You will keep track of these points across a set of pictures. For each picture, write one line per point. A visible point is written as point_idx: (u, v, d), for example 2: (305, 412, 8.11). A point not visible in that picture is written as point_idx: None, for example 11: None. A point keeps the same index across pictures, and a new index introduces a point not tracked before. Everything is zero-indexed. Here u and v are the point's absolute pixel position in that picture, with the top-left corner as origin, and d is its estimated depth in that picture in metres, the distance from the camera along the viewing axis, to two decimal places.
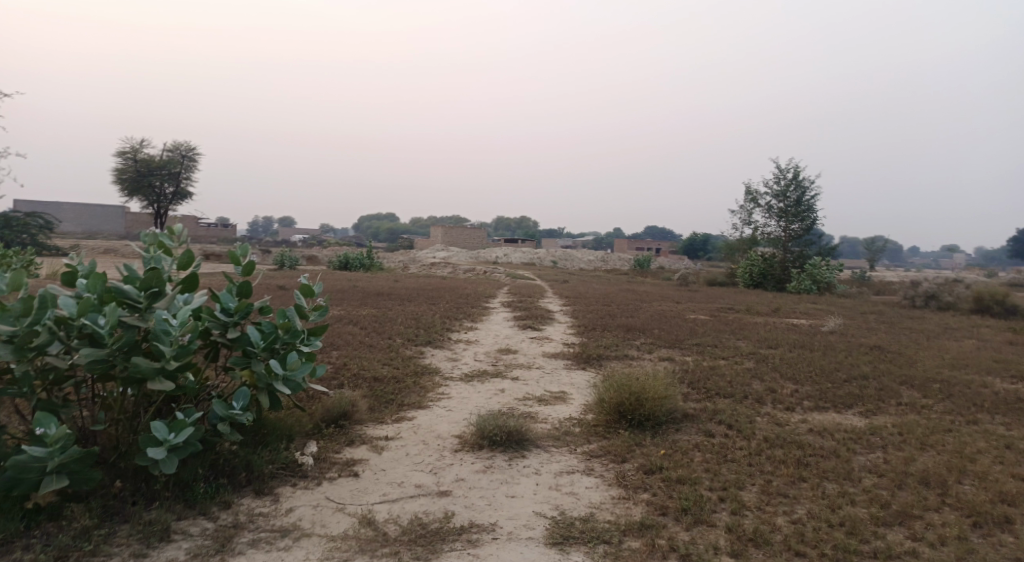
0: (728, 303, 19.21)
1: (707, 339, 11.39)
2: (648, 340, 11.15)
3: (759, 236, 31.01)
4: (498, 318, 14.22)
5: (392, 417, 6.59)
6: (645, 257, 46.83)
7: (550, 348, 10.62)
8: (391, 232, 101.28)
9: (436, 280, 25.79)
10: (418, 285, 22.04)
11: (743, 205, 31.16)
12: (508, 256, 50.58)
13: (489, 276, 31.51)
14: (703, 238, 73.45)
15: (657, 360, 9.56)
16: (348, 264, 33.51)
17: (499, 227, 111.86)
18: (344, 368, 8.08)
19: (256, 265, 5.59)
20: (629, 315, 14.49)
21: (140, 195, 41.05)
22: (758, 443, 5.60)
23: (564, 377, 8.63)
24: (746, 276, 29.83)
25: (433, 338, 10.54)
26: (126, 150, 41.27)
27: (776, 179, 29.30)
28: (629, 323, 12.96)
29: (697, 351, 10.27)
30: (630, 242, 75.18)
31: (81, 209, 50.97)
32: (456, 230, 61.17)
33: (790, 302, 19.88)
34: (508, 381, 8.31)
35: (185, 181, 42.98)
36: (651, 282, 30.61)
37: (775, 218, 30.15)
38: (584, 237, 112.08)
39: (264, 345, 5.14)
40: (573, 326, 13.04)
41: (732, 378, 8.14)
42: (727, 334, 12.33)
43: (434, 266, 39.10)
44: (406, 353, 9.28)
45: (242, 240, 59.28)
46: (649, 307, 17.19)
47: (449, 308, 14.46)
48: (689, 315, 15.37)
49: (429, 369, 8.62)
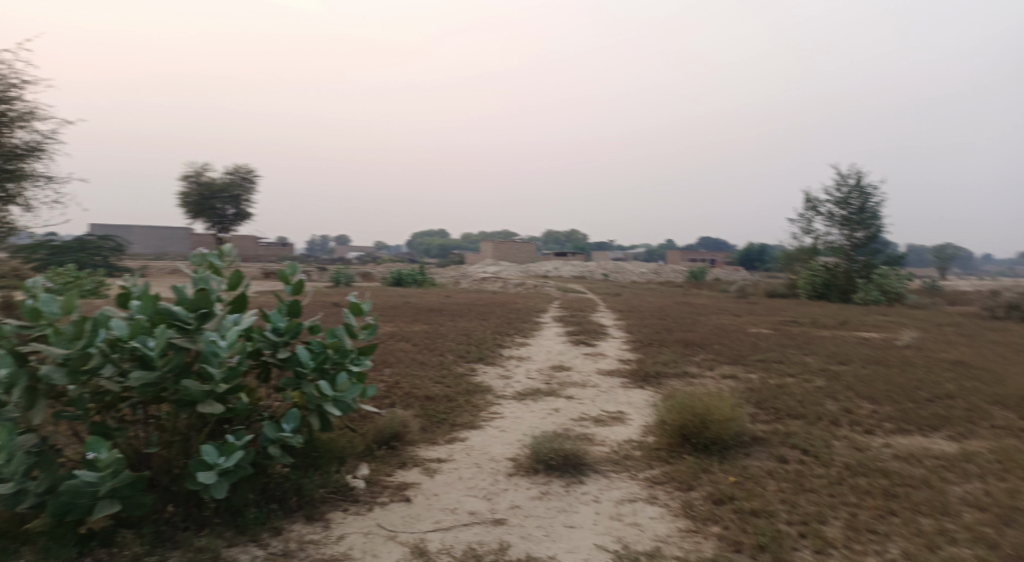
0: (791, 315, 18.35)
1: (772, 355, 10.80)
2: (708, 356, 10.66)
3: (820, 245, 29.73)
4: (550, 334, 13.94)
5: (445, 438, 6.41)
6: (699, 269, 45.66)
7: (605, 364, 10.27)
8: (442, 248, 102.53)
9: (487, 295, 25.74)
10: (469, 300, 22.00)
11: (803, 214, 29.99)
12: (558, 270, 50.22)
13: (539, 290, 31.30)
14: (759, 248, 71.27)
15: (719, 378, 9.09)
16: (400, 280, 33.91)
17: (549, 240, 111.69)
18: (396, 387, 7.98)
19: (305, 283, 5.56)
20: (686, 330, 13.96)
21: (204, 217, 42.82)
22: (839, 471, 5.15)
23: (621, 396, 8.28)
24: (807, 287, 28.59)
25: (485, 355, 10.36)
26: (190, 174, 43.18)
27: (838, 186, 28.09)
28: (687, 338, 12.46)
29: (762, 367, 9.73)
30: (682, 253, 73.63)
31: (151, 231, 53.64)
32: (506, 244, 61.26)
33: (858, 314, 18.84)
34: (562, 400, 8.04)
35: (246, 203, 44.56)
36: (707, 295, 29.72)
37: (837, 226, 28.86)
38: (634, 249, 110.66)
39: (314, 365, 5.07)
40: (628, 341, 12.64)
41: (802, 397, 7.62)
42: (793, 349, 11.68)
43: (484, 281, 39.16)
44: (458, 371, 9.12)
45: (298, 259, 61.06)
46: (707, 320, 16.58)
47: (501, 324, 14.28)
48: (750, 329, 14.71)
49: (481, 387, 8.42)
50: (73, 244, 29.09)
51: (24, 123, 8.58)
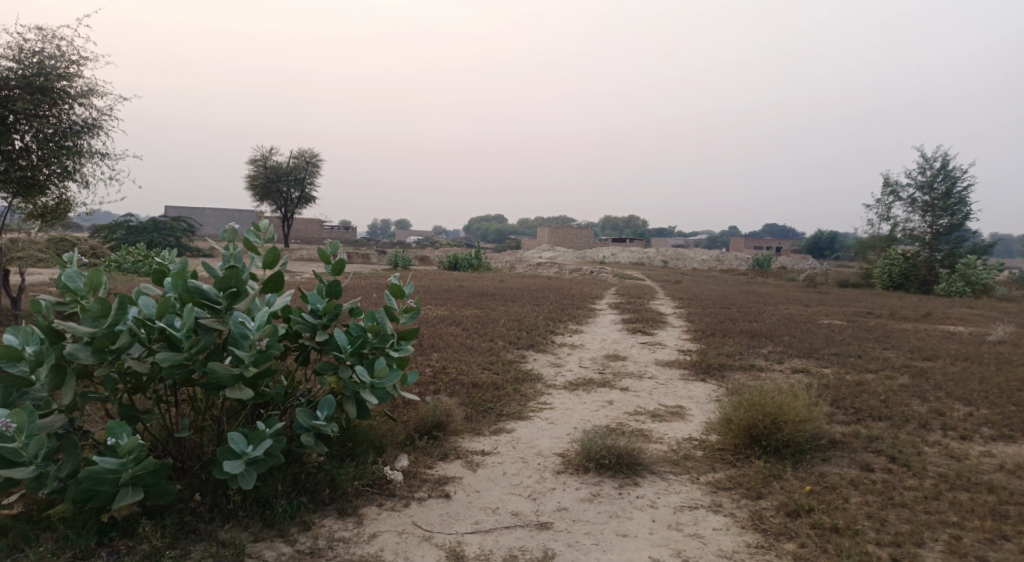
0: (866, 307, 17.09)
1: (847, 348, 9.94)
2: (775, 348, 9.92)
3: (899, 233, 27.75)
4: (606, 321, 13.39)
5: (490, 429, 6.07)
6: (764, 257, 43.73)
7: (663, 355, 9.69)
8: (498, 233, 102.50)
9: (542, 281, 25.28)
10: (523, 285, 21.62)
11: (881, 198, 28.07)
12: (615, 256, 49.19)
13: (596, 276, 30.62)
14: (829, 235, 67.84)
15: (789, 373, 8.38)
16: (457, 264, 33.91)
17: (607, 227, 109.86)
18: (442, 372, 7.68)
19: (346, 264, 5.24)
20: (752, 320, 13.12)
21: (269, 200, 44.03)
22: (935, 482, 4.47)
23: (680, 389, 7.72)
24: (884, 277, 26.78)
25: (536, 341, 9.96)
26: (257, 158, 44.51)
27: (921, 168, 26.07)
28: (752, 328, 11.68)
29: (836, 362, 8.93)
30: (746, 241, 70.89)
31: (222, 214, 55.89)
32: (563, 230, 60.51)
33: (942, 307, 17.37)
34: (616, 392, 7.55)
35: (309, 186, 45.53)
36: (773, 284, 28.30)
37: (919, 211, 26.83)
38: (695, 237, 107.65)
39: (352, 350, 4.78)
40: (688, 331, 11.96)
41: (885, 396, 6.86)
42: (871, 342, 10.74)
43: (540, 266, 38.71)
44: (508, 357, 8.75)
45: (359, 243, 62.26)
46: (774, 310, 15.61)
47: (554, 310, 13.84)
48: (822, 321, 13.71)
49: (531, 375, 8.03)
50: (149, 226, 30.45)
51: (86, 101, 8.81)
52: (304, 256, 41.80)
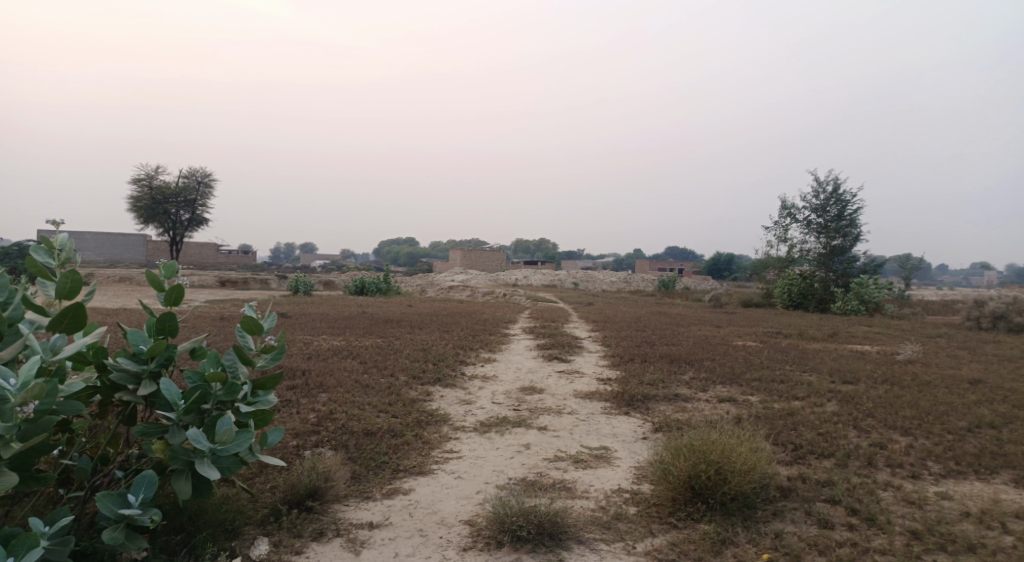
0: (774, 327, 17.27)
1: (769, 373, 9.58)
2: (698, 374, 9.40)
3: (796, 253, 28.96)
4: (520, 347, 12.51)
5: (383, 491, 4.93)
6: (670, 277, 44.85)
7: (582, 385, 8.88)
8: (410, 256, 100.37)
9: (453, 305, 24.18)
10: (432, 310, 20.45)
11: (779, 221, 29.24)
12: (528, 278, 48.90)
13: (509, 299, 29.93)
14: (727, 257, 71.07)
15: (716, 404, 7.79)
16: (364, 289, 32.21)
17: (519, 249, 110.27)
18: (330, 418, 6.47)
19: (184, 289, 3.98)
20: (669, 343, 12.67)
21: (156, 222, 40.21)
22: (906, 542, 3.84)
23: (604, 426, 6.90)
24: (783, 296, 27.82)
25: (444, 375, 8.89)
26: (142, 177, 40.88)
27: (815, 192, 27.39)
28: (672, 352, 11.19)
29: (761, 390, 8.47)
30: (652, 263, 73.04)
31: (103, 238, 51.13)
32: (475, 252, 59.74)
33: (844, 326, 17.86)
34: (533, 433, 6.62)
35: (201, 207, 42.35)
36: (682, 304, 28.70)
37: (814, 233, 28.10)
38: (604, 259, 110.37)
39: (186, 406, 3.50)
40: (606, 357, 11.30)
41: (821, 431, 6.34)
42: (789, 365, 10.48)
43: (452, 289, 37.58)
44: (410, 395, 7.64)
45: (259, 268, 58.62)
46: (688, 332, 15.35)
47: (464, 337, 12.81)
48: (736, 342, 13.51)
49: (436, 417, 6.95)
50: None
51: None
52: (194, 284, 38.48)
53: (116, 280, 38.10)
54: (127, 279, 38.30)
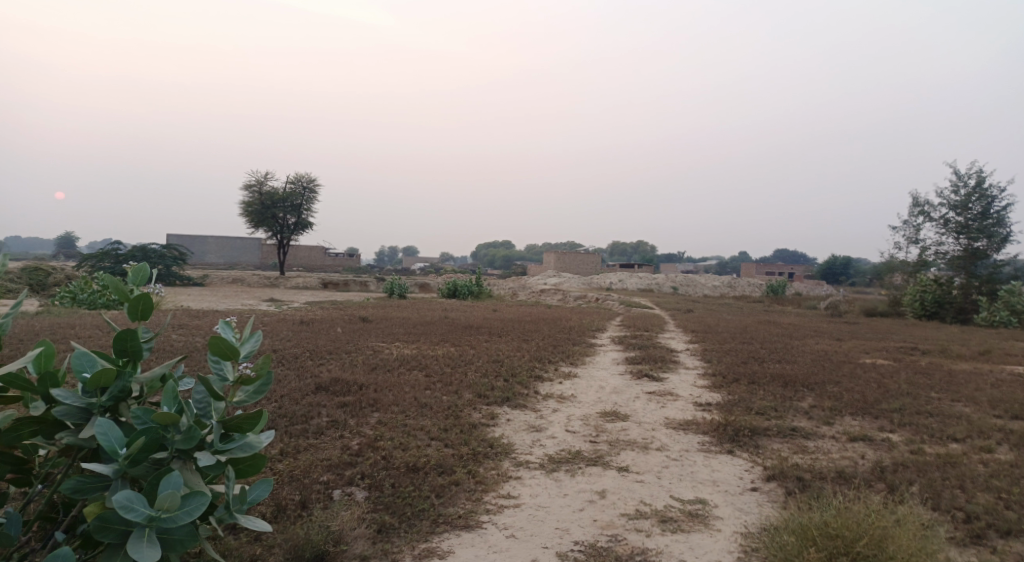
0: (908, 341, 14.82)
1: (911, 402, 7.79)
2: (819, 401, 7.79)
3: (930, 256, 25.46)
4: (606, 361, 11.24)
5: (413, 552, 3.94)
6: (779, 282, 41.45)
7: (676, 412, 7.53)
8: (506, 259, 100.72)
9: (542, 310, 23.14)
10: (518, 316, 19.51)
11: (909, 220, 25.91)
12: (624, 282, 47.11)
13: (602, 304, 28.53)
14: (844, 260, 65.19)
15: (845, 444, 6.22)
16: (456, 292, 31.93)
17: (614, 251, 107.48)
18: (374, 446, 5.62)
19: (152, 300, 3.25)
20: (781, 360, 10.92)
21: (265, 227, 42.26)
22: None
23: (701, 470, 5.56)
24: (915, 305, 24.51)
25: (515, 394, 7.86)
26: (253, 184, 43.12)
27: (954, 186, 23.95)
28: (786, 372, 9.54)
29: (904, 426, 6.77)
30: (757, 265, 68.36)
31: (224, 242, 54.82)
32: (569, 255, 58.35)
33: (998, 341, 15.07)
34: (610, 475, 5.42)
35: (306, 212, 43.94)
36: (794, 312, 25.99)
37: (952, 234, 24.59)
38: (705, 262, 105.45)
39: (129, 457, 2.67)
40: (705, 375, 9.84)
41: (1003, 492, 4.70)
42: (936, 393, 8.56)
43: (545, 293, 36.58)
44: (470, 418, 6.68)
45: (360, 270, 60.58)
46: (803, 346, 13.41)
47: (545, 348, 11.73)
48: (864, 360, 11.48)
49: (497, 447, 5.92)
50: None
51: None
52: (297, 287, 39.98)
53: (229, 281, 40.37)
54: (239, 281, 40.51)
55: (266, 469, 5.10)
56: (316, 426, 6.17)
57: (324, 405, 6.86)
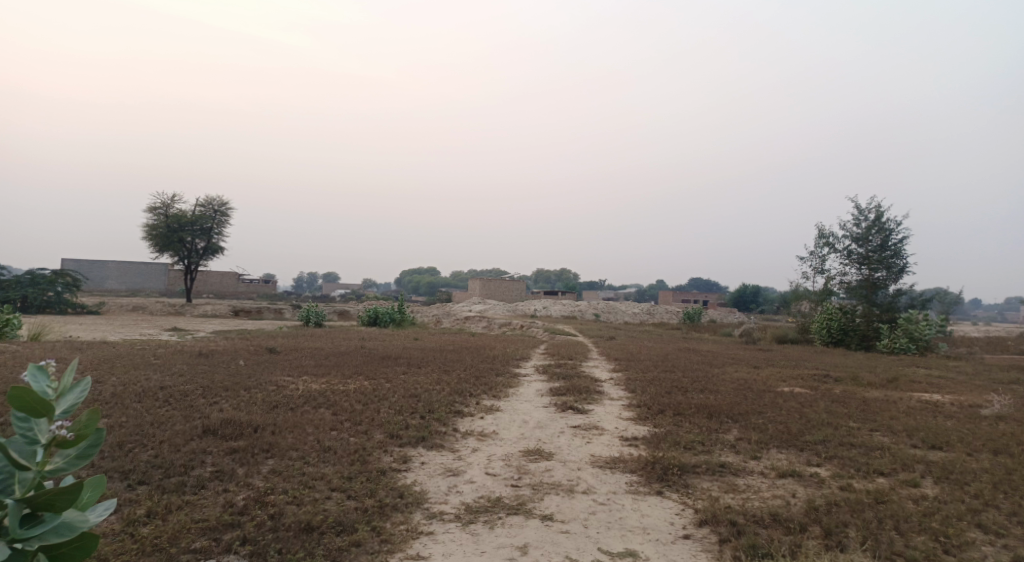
0: (821, 368, 15.22)
1: (833, 432, 7.76)
2: (746, 434, 7.62)
3: (835, 286, 26.82)
4: (531, 392, 10.78)
5: None
6: (696, 311, 42.74)
7: (602, 448, 7.14)
8: (430, 286, 99.48)
9: (465, 338, 22.54)
10: (439, 345, 18.78)
11: (815, 251, 27.30)
12: (548, 309, 47.26)
13: (527, 332, 28.26)
14: (754, 289, 68.46)
15: (774, 481, 6.00)
16: (377, 319, 30.80)
17: (538, 278, 108.47)
18: (262, 501, 4.85)
19: None
20: (705, 390, 10.82)
21: (171, 250, 39.55)
22: None
23: (630, 516, 5.14)
24: (822, 333, 25.66)
25: (432, 432, 7.23)
26: (159, 205, 40.40)
27: (856, 220, 25.44)
28: (710, 403, 9.39)
29: (830, 459, 6.64)
30: (676, 293, 70.58)
31: (124, 266, 50.99)
32: (494, 282, 58.05)
33: (901, 368, 15.78)
34: (533, 526, 4.89)
35: (217, 236, 41.48)
36: (711, 340, 26.65)
37: (854, 265, 26.04)
38: (626, 290, 108.08)
39: None
40: (631, 406, 9.55)
41: (939, 535, 4.53)
42: (855, 422, 8.60)
43: (469, 321, 35.95)
44: (378, 463, 5.99)
45: (276, 296, 57.87)
46: (724, 374, 13.48)
47: (467, 380, 11.14)
48: (783, 388, 11.58)
49: (408, 497, 5.28)
50: None
51: None
52: (205, 315, 37.47)
53: (129, 309, 37.34)
54: (140, 308, 37.56)
55: (124, 535, 4.24)
56: (196, 477, 5.31)
57: (210, 452, 5.98)
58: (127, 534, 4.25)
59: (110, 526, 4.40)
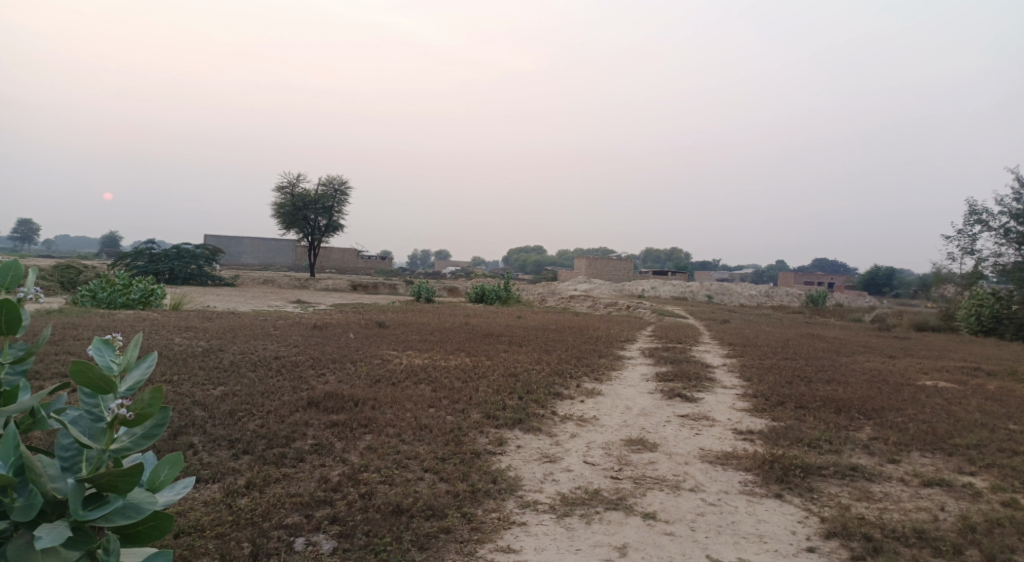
0: (971, 361, 13.41)
1: (991, 436, 6.66)
2: (880, 433, 6.72)
3: (988, 268, 23.69)
4: (635, 376, 10.27)
5: None
6: (820, 294, 39.63)
7: (713, 441, 6.55)
8: (537, 264, 99.84)
9: (570, 317, 22.20)
10: (542, 323, 18.62)
11: (965, 229, 24.24)
12: (657, 289, 45.79)
13: (634, 312, 27.45)
14: (888, 270, 62.53)
15: (918, 491, 5.17)
16: (483, 296, 31.18)
17: (647, 258, 105.63)
18: (354, 479, 4.82)
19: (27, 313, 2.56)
20: (832, 381, 9.77)
21: (296, 228, 42.24)
22: None
23: (744, 521, 4.59)
24: (971, 321, 22.81)
25: (529, 415, 6.97)
26: (286, 186, 43.20)
27: (1017, 193, 22.24)
28: (837, 395, 8.45)
29: (989, 468, 5.67)
30: (797, 274, 65.92)
31: (258, 243, 55.31)
32: (601, 261, 57.08)
33: None
34: (634, 525, 4.49)
35: (337, 214, 43.74)
36: (838, 325, 24.55)
37: (1013, 245, 22.84)
38: (741, 270, 102.74)
39: None
40: (745, 396, 8.81)
41: None
42: (1019, 425, 7.36)
43: (575, 300, 35.52)
44: (473, 445, 5.82)
45: (390, 273, 60.48)
46: (853, 363, 12.21)
47: (568, 360, 10.82)
48: (924, 382, 10.26)
49: (501, 483, 5.05)
50: None
51: None
52: (326, 290, 39.80)
53: (260, 283, 40.39)
54: (270, 282, 40.55)
55: (223, 505, 4.35)
56: (295, 450, 5.40)
57: (311, 425, 6.09)
58: (226, 505, 4.35)
59: (213, 495, 4.54)
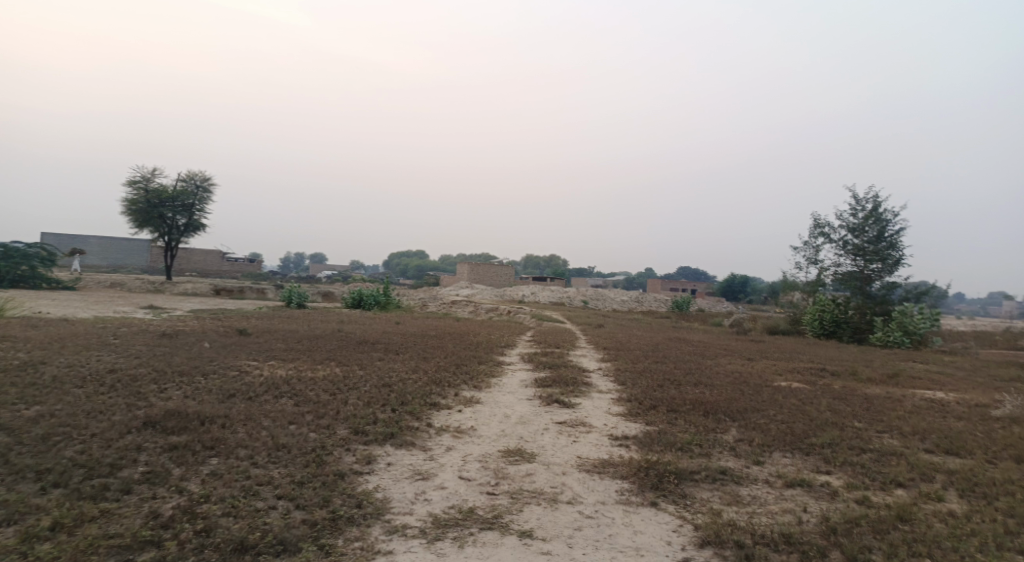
0: (817, 361, 14.66)
1: (840, 434, 7.14)
2: (745, 434, 6.99)
3: (829, 277, 26.32)
4: (515, 382, 10.10)
5: None
6: (686, 300, 42.28)
7: (590, 448, 6.47)
8: (419, 269, 98.49)
9: (451, 323, 21.84)
10: (421, 329, 18.10)
11: (810, 241, 26.78)
12: (537, 294, 46.62)
13: (515, 318, 27.62)
14: (744, 278, 68.21)
15: (782, 492, 5.36)
16: (361, 302, 29.98)
17: (528, 264, 107.71)
18: (190, 512, 4.13)
19: None
20: (700, 383, 10.18)
21: (150, 227, 38.36)
22: None
23: (621, 533, 4.47)
24: (815, 324, 25.20)
25: (402, 428, 6.51)
26: (138, 179, 39.13)
27: (853, 209, 24.89)
28: (705, 398, 8.77)
29: (841, 465, 6.03)
30: (665, 281, 70.12)
31: (106, 243, 49.77)
32: (483, 266, 57.25)
33: (897, 363, 15.29)
34: (509, 544, 4.21)
35: (199, 212, 40.30)
36: (702, 329, 26.15)
37: (849, 255, 25.55)
38: (615, 277, 107.75)
39: None
40: (621, 400, 8.92)
41: None
42: (861, 422, 7.99)
43: (457, 305, 35.22)
44: (336, 465, 5.28)
45: (260, 276, 56.86)
46: (718, 366, 12.88)
47: (446, 368, 10.43)
48: (780, 383, 10.99)
49: (366, 507, 4.58)
50: None
51: None
52: (186, 294, 36.49)
53: (107, 286, 36.26)
54: (118, 285, 36.53)
55: (14, 556, 3.52)
56: (121, 481, 4.59)
57: (145, 449, 5.25)
58: (20, 555, 3.53)
59: (3, 542, 3.68)
